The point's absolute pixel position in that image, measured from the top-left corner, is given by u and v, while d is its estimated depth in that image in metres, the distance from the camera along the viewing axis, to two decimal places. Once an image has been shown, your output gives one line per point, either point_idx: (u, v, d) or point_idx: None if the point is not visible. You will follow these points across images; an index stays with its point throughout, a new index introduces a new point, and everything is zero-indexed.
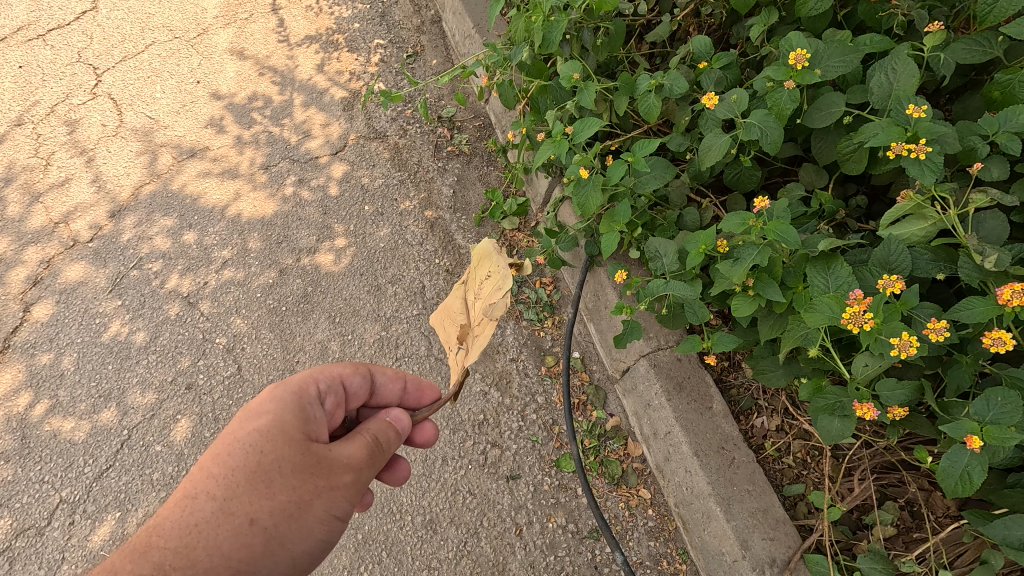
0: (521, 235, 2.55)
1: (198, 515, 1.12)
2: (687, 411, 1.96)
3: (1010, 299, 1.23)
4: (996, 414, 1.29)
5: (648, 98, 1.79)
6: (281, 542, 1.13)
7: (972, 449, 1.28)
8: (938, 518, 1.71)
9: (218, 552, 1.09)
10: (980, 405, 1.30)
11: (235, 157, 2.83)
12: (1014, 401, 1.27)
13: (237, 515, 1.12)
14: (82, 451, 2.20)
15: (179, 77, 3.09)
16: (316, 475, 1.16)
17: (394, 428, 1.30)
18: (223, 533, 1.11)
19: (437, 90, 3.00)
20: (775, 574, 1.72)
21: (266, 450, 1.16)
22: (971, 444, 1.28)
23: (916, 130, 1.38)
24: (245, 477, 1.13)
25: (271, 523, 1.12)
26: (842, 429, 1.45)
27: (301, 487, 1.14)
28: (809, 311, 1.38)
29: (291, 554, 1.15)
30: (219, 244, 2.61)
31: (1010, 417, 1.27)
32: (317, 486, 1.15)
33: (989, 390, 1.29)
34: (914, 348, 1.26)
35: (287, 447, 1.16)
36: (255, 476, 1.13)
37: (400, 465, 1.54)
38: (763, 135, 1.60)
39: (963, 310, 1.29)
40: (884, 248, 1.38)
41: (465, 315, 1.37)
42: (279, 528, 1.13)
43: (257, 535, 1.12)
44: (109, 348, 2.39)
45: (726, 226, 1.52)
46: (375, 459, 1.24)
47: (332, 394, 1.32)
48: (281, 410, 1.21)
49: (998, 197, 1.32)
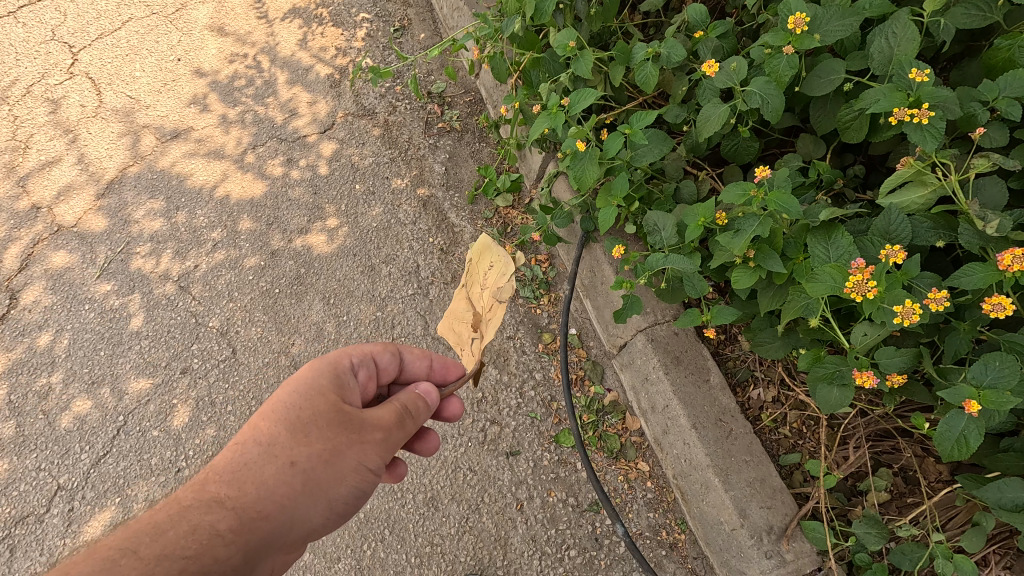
0: (515, 212, 2.52)
1: (244, 457, 1.13)
2: (685, 384, 1.97)
3: (1010, 264, 1.25)
4: (994, 378, 1.30)
5: (645, 68, 1.76)
6: (318, 487, 1.13)
7: (970, 414, 1.30)
8: (930, 484, 1.74)
9: (264, 488, 1.11)
10: (978, 371, 1.31)
11: (221, 136, 2.76)
12: (1011, 365, 1.28)
13: (281, 453, 1.13)
14: (78, 438, 2.18)
15: (159, 54, 2.99)
16: (351, 429, 1.17)
17: (424, 399, 1.30)
18: (267, 473, 1.11)
19: (426, 65, 2.93)
20: (772, 541, 1.76)
21: (305, 404, 1.18)
22: (970, 409, 1.29)
23: (919, 95, 1.39)
24: (286, 425, 1.15)
25: (310, 467, 1.12)
26: (841, 399, 1.46)
27: (336, 437, 1.15)
28: (811, 281, 1.38)
29: (329, 500, 1.15)
30: (208, 226, 2.56)
31: (1008, 381, 1.28)
32: (351, 439, 1.16)
33: (987, 355, 1.30)
34: (916, 315, 1.28)
35: (324, 403, 1.18)
36: (296, 425, 1.15)
37: (431, 436, 1.57)
38: (764, 103, 1.57)
39: (963, 277, 1.31)
40: (884, 217, 1.40)
41: (472, 308, 1.40)
42: (317, 473, 1.13)
43: (296, 477, 1.12)
44: (100, 335, 2.36)
45: (726, 197, 1.50)
46: (404, 423, 1.24)
47: (364, 366, 1.36)
48: (316, 373, 1.23)
49: (999, 162, 1.34)
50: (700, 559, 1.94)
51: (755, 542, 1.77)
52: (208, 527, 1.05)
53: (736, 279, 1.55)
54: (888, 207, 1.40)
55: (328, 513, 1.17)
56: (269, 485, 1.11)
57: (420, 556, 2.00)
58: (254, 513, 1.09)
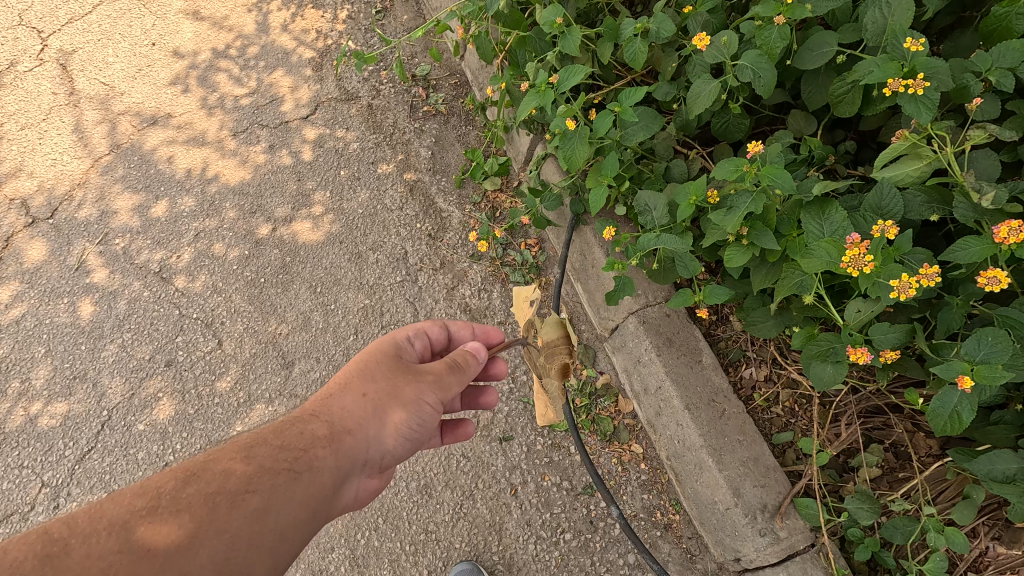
0: (504, 195, 2.48)
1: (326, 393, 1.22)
2: (677, 366, 1.96)
3: (1005, 237, 1.24)
4: (987, 353, 1.30)
5: (635, 44, 1.72)
6: (386, 414, 1.17)
7: (962, 390, 1.31)
8: (921, 458, 1.75)
9: (341, 411, 1.17)
10: (971, 345, 1.31)
11: (200, 123, 2.68)
12: (1004, 340, 1.28)
13: (352, 387, 1.21)
14: (61, 434, 2.13)
15: (132, 39, 2.89)
16: (407, 371, 1.25)
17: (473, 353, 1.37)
18: (343, 402, 1.18)
19: (410, 47, 2.86)
20: (766, 519, 1.77)
21: (371, 357, 1.29)
22: (963, 384, 1.30)
23: (914, 65, 1.36)
24: (357, 368, 1.25)
25: (378, 395, 1.19)
26: (836, 374, 1.47)
27: (394, 377, 1.23)
28: (806, 257, 1.37)
29: (395, 424, 1.18)
30: (189, 215, 2.50)
31: (1000, 356, 1.29)
32: (409, 376, 1.23)
33: (980, 330, 1.30)
34: (913, 288, 1.27)
35: (386, 356, 1.29)
36: (363, 367, 1.25)
37: (488, 393, 1.70)
38: (756, 76, 1.56)
39: (959, 251, 1.31)
40: (877, 192, 1.40)
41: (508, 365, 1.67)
42: (384, 400, 1.19)
43: (367, 403, 1.18)
44: (81, 329, 2.30)
45: (718, 174, 1.49)
46: (457, 368, 1.30)
47: (417, 339, 1.48)
48: (379, 341, 1.37)
49: (994, 132, 1.35)
50: (694, 539, 1.94)
51: (749, 520, 1.77)
52: (306, 433, 1.12)
53: (729, 258, 1.54)
54: (881, 181, 1.40)
55: (400, 438, 1.20)
56: (344, 409, 1.17)
57: (415, 543, 1.99)
58: (338, 427, 1.14)
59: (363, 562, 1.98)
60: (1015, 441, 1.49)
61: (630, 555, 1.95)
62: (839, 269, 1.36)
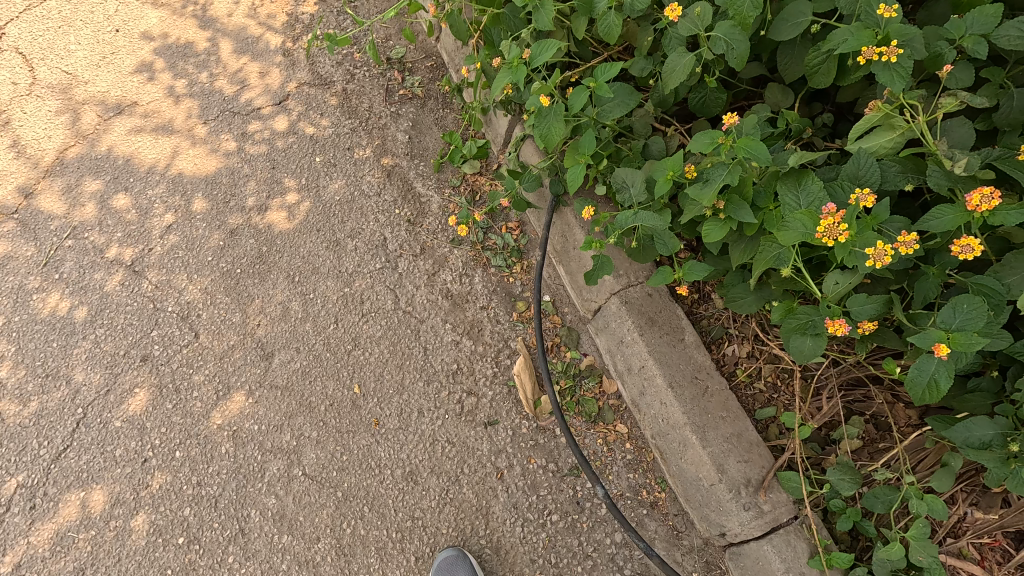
0: (483, 178, 2.45)
1: None
2: (660, 344, 1.96)
3: (978, 205, 1.24)
4: (962, 320, 1.31)
5: (609, 18, 1.69)
6: None
7: (939, 357, 1.30)
8: (901, 428, 1.77)
9: None
10: (946, 313, 1.32)
11: (167, 112, 2.60)
12: (979, 307, 1.29)
13: None
14: (35, 433, 2.08)
15: (95, 25, 2.78)
16: None
17: None
18: None
19: (384, 28, 2.79)
20: (750, 494, 1.79)
21: None
22: (939, 352, 1.29)
23: (887, 33, 1.36)
24: None
25: None
26: (814, 348, 1.46)
27: None
28: (783, 229, 1.36)
29: None
30: (160, 206, 2.43)
31: (976, 323, 1.29)
32: None
33: (956, 299, 1.31)
34: (888, 257, 1.26)
35: None
36: None
37: None
38: (729, 48, 1.56)
39: (932, 220, 1.31)
40: (852, 162, 1.39)
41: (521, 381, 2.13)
42: None
43: None
44: (51, 326, 2.23)
45: (694, 147, 1.47)
46: None
47: None
48: None
49: (967, 99, 1.35)
50: (681, 515, 1.96)
51: (733, 495, 1.79)
52: None
53: (706, 232, 1.53)
54: (856, 152, 1.39)
55: None
56: None
57: (401, 530, 1.98)
58: None
59: (350, 551, 1.96)
60: (991, 407, 1.52)
61: (617, 534, 1.96)
62: (814, 240, 1.35)
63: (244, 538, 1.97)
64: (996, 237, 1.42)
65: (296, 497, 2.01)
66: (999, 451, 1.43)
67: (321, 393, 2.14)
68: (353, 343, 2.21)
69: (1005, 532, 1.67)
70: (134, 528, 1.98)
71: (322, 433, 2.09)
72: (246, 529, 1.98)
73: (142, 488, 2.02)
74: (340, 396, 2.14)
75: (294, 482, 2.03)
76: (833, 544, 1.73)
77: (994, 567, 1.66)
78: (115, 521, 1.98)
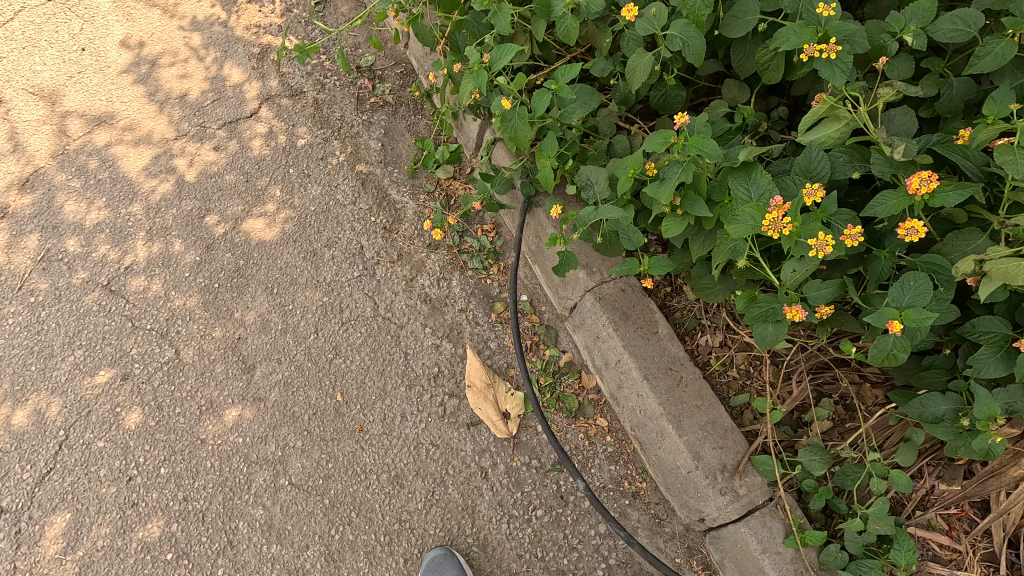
0: (457, 183, 2.48)
1: None
2: (635, 339, 2.00)
3: (918, 188, 1.33)
4: (911, 298, 1.38)
5: (567, 20, 1.73)
6: None
7: (894, 333, 1.38)
8: (868, 408, 1.85)
9: None
10: (896, 293, 1.39)
11: (138, 128, 2.59)
12: (924, 283, 1.36)
13: None
14: (17, 458, 2.08)
15: (60, 45, 2.75)
16: None
17: None
18: None
19: (352, 36, 2.80)
20: (726, 479, 1.84)
21: None
22: (893, 328, 1.37)
23: (827, 30, 1.43)
24: None
25: None
26: (776, 334, 1.54)
27: None
28: (733, 222, 1.44)
29: None
30: (134, 224, 2.43)
31: (924, 298, 1.36)
32: None
33: (903, 278, 1.37)
34: (829, 247, 1.37)
35: None
36: None
37: None
38: (685, 46, 1.61)
39: (878, 206, 1.39)
40: (805, 156, 1.46)
41: (490, 393, 2.16)
42: None
43: None
44: (29, 349, 2.23)
45: (649, 146, 1.56)
46: None
47: None
48: None
49: (902, 89, 1.44)
50: (662, 504, 2.01)
51: (710, 481, 1.84)
52: None
53: (665, 228, 1.60)
54: (808, 146, 1.46)
55: None
56: None
57: (389, 533, 2.01)
58: None
59: (339, 556, 1.99)
60: (945, 384, 1.59)
61: (600, 524, 2.01)
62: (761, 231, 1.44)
63: (233, 550, 1.99)
64: (940, 218, 1.50)
65: (283, 506, 2.03)
66: (953, 425, 1.52)
67: (304, 403, 2.16)
68: (334, 352, 2.23)
69: (970, 502, 1.74)
70: (123, 547, 1.98)
71: (306, 442, 2.11)
72: (235, 541, 2.00)
73: (129, 506, 2.03)
74: (322, 405, 2.16)
75: (281, 492, 2.05)
76: (807, 523, 1.80)
77: (962, 536, 1.74)
78: (103, 541, 1.99)
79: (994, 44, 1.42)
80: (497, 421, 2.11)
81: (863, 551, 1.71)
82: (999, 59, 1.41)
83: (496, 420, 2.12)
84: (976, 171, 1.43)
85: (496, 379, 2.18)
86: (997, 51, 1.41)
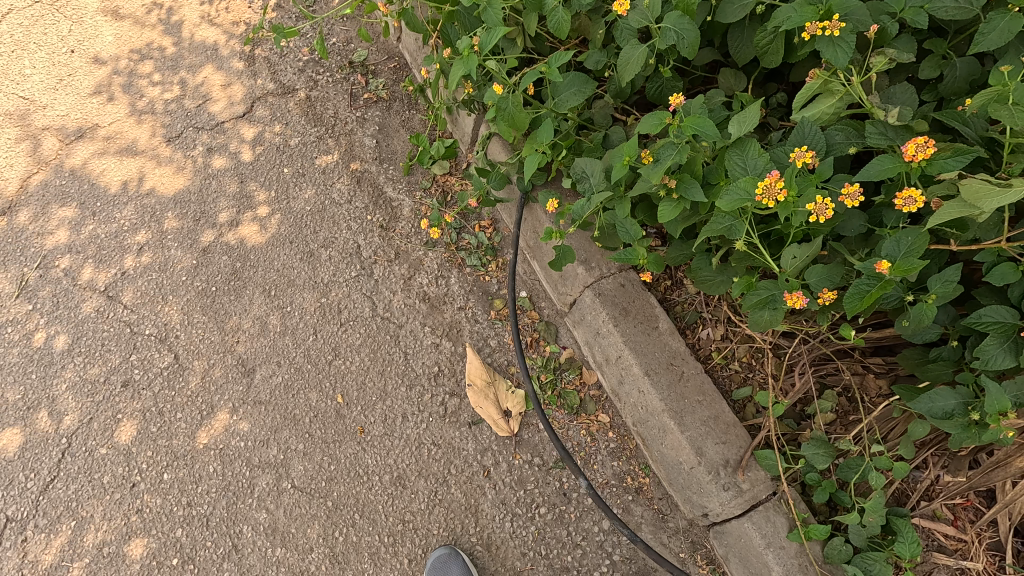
0: (453, 178, 2.46)
1: None
2: (635, 334, 1.98)
3: (914, 154, 1.33)
4: (906, 252, 1.37)
5: (559, 13, 1.69)
6: None
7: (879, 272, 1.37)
8: (872, 399, 1.84)
9: None
10: (890, 247, 1.39)
11: (130, 131, 2.57)
12: (923, 239, 1.35)
13: None
14: (21, 466, 2.09)
15: (49, 47, 2.71)
16: None
17: None
18: None
19: (343, 30, 2.75)
20: (729, 474, 1.83)
21: None
22: (880, 269, 1.35)
23: (829, 7, 1.40)
24: None
25: None
26: (773, 319, 1.57)
27: None
28: (725, 196, 1.42)
29: None
30: (129, 229, 2.41)
31: (919, 252, 1.36)
32: None
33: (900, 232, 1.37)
34: (829, 210, 1.36)
35: None
36: None
37: None
38: (678, 37, 1.57)
39: (877, 166, 1.37)
40: (797, 132, 1.46)
41: (495, 390, 2.15)
42: None
43: None
44: (29, 357, 2.23)
45: (644, 128, 1.56)
46: None
47: None
48: None
49: (894, 56, 1.45)
50: (665, 499, 2.01)
51: (713, 476, 1.83)
52: None
53: (661, 212, 1.58)
54: (800, 124, 1.47)
55: None
56: None
57: (393, 534, 2.01)
58: None
59: (343, 558, 1.99)
60: (952, 375, 1.59)
61: (604, 521, 2.01)
62: (754, 204, 1.43)
63: (238, 554, 2.00)
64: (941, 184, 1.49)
65: (287, 510, 2.04)
66: (961, 419, 1.50)
67: (305, 405, 2.16)
68: (333, 353, 2.22)
69: (976, 491, 1.73)
70: (128, 554, 2.00)
71: (309, 444, 2.11)
72: (240, 545, 2.01)
73: (133, 513, 2.03)
74: (323, 407, 2.16)
75: (284, 496, 2.05)
76: (812, 516, 1.79)
77: (967, 526, 1.72)
78: (109, 548, 2.00)
79: (998, 20, 1.37)
80: (496, 417, 2.11)
81: (868, 543, 1.70)
82: (1004, 35, 1.37)
83: (495, 416, 2.11)
84: (976, 138, 1.42)
85: (496, 377, 2.17)
86: (1002, 26, 1.37)
